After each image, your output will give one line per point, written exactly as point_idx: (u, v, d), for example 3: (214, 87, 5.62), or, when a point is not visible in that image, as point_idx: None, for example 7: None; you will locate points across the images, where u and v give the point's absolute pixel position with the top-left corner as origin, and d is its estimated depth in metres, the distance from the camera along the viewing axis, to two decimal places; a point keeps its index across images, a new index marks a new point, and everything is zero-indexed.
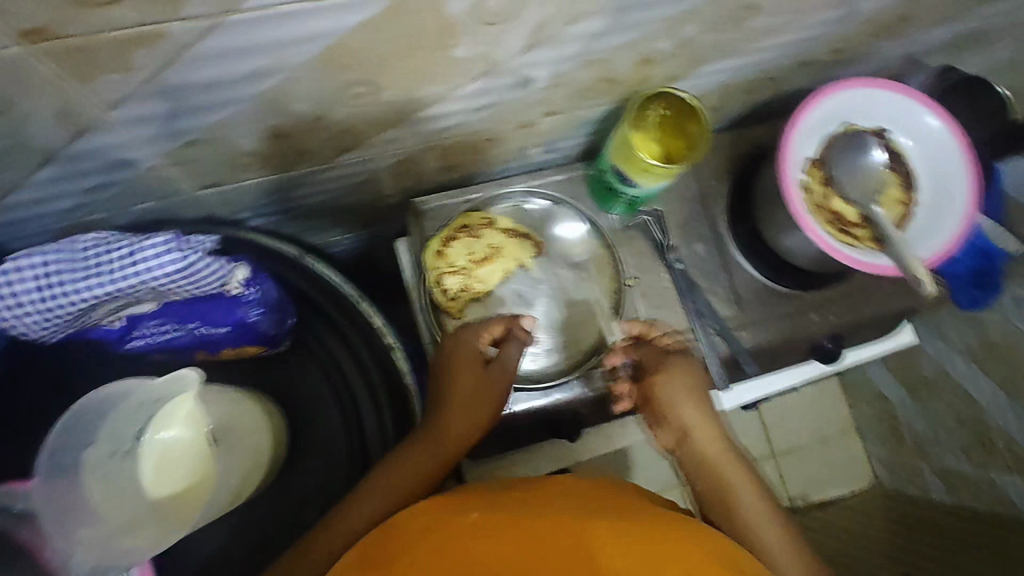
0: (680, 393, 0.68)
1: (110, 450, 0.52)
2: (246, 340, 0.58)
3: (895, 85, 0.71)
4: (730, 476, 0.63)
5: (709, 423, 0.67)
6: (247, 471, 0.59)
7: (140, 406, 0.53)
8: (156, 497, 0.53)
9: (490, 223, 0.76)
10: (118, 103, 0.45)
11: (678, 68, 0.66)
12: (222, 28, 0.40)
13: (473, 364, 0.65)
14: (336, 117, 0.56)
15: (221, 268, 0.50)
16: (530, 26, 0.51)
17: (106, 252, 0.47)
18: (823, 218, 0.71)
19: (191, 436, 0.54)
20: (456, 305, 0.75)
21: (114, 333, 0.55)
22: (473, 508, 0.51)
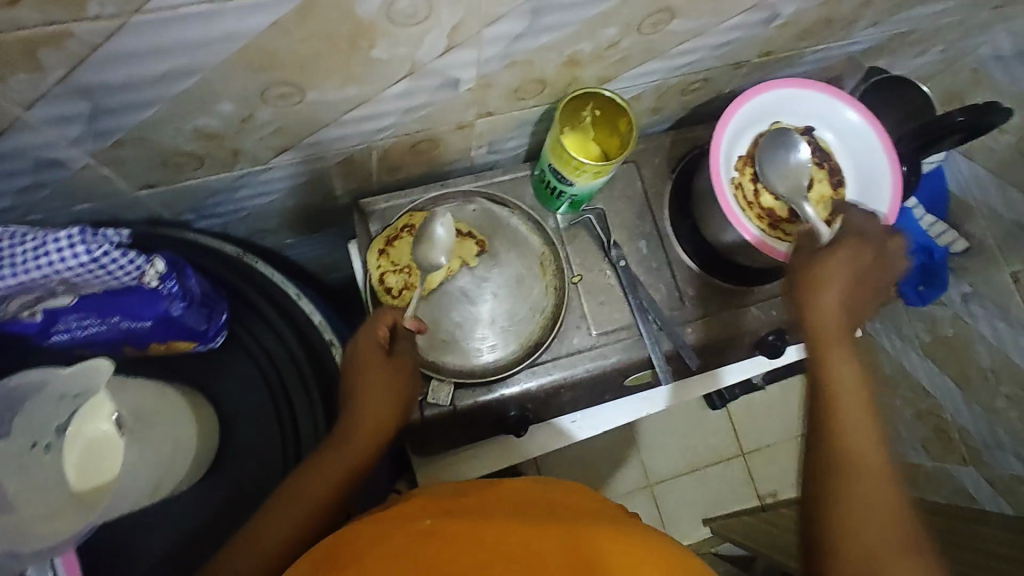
0: (824, 283, 0.61)
1: (30, 442, 0.52)
2: (172, 333, 0.59)
3: (817, 85, 0.74)
4: (833, 356, 0.59)
5: (837, 309, 0.61)
6: (169, 463, 0.59)
7: (60, 400, 0.53)
8: (76, 489, 0.51)
9: None
10: (36, 101, 0.47)
11: (606, 68, 0.69)
12: (129, 27, 0.42)
13: (375, 359, 0.64)
14: (266, 116, 0.58)
15: (134, 260, 0.50)
16: (447, 28, 0.53)
17: (16, 242, 0.47)
18: (754, 214, 0.73)
19: (112, 432, 0.52)
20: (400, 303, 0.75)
21: (35, 327, 0.55)
22: (430, 515, 0.49)
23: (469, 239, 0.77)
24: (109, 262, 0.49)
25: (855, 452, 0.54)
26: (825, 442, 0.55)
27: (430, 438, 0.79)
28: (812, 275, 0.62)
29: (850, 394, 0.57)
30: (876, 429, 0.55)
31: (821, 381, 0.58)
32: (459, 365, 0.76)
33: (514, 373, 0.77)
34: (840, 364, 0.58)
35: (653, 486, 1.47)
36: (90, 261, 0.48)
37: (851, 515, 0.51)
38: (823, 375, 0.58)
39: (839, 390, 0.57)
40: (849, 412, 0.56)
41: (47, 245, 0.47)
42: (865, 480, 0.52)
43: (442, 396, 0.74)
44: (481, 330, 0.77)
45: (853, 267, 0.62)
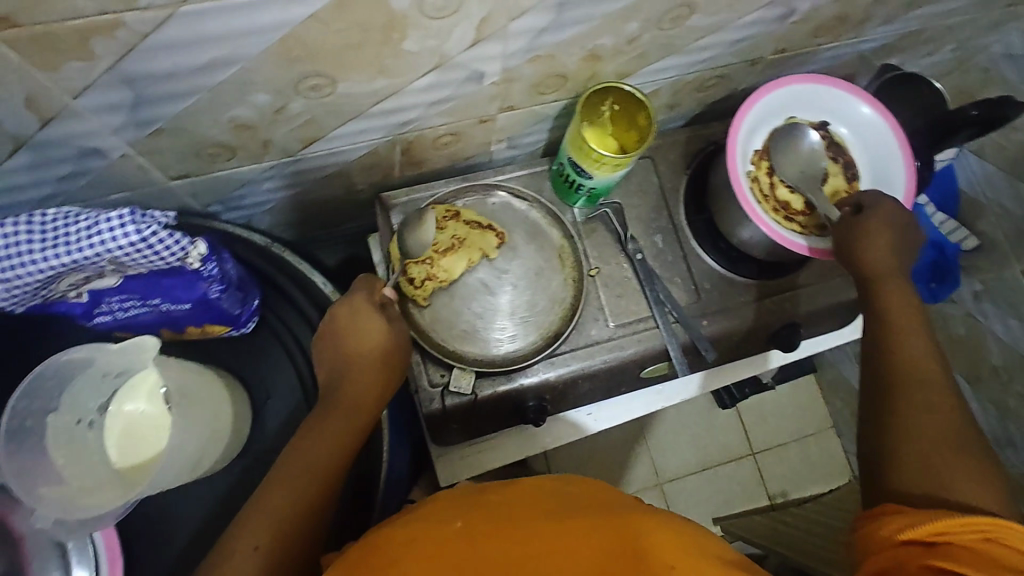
0: (871, 232, 0.67)
1: (75, 418, 0.55)
2: (210, 317, 0.61)
3: (834, 79, 0.75)
4: (884, 296, 0.65)
5: (886, 250, 0.66)
6: (208, 438, 0.61)
7: (103, 380, 0.56)
8: (119, 466, 0.54)
9: (455, 215, 0.78)
10: (84, 90, 0.49)
11: (625, 64, 0.71)
12: (176, 18, 0.44)
13: (365, 328, 0.63)
14: (297, 109, 0.60)
15: (177, 242, 0.51)
16: (475, 21, 0.54)
17: (71, 223, 0.49)
18: (770, 207, 0.74)
19: (153, 409, 0.56)
20: (421, 293, 0.76)
21: (79, 308, 0.58)
22: (458, 517, 0.50)
23: (489, 232, 0.79)
24: (156, 243, 0.50)
25: (908, 373, 0.59)
26: (883, 367, 0.61)
27: (450, 430, 0.80)
28: (858, 228, 0.68)
29: (900, 326, 0.63)
30: (931, 352, 0.61)
31: (876, 318, 0.65)
32: (479, 355, 0.78)
33: (532, 362, 0.78)
34: (893, 301, 0.65)
35: (663, 484, 1.47)
36: (139, 241, 0.49)
37: (905, 425, 0.56)
38: (879, 311, 0.65)
39: (891, 324, 0.63)
40: (900, 339, 0.62)
41: (98, 227, 0.49)
42: (916, 394, 0.58)
43: (465, 385, 0.76)
44: (501, 321, 0.79)
45: (895, 217, 0.68)
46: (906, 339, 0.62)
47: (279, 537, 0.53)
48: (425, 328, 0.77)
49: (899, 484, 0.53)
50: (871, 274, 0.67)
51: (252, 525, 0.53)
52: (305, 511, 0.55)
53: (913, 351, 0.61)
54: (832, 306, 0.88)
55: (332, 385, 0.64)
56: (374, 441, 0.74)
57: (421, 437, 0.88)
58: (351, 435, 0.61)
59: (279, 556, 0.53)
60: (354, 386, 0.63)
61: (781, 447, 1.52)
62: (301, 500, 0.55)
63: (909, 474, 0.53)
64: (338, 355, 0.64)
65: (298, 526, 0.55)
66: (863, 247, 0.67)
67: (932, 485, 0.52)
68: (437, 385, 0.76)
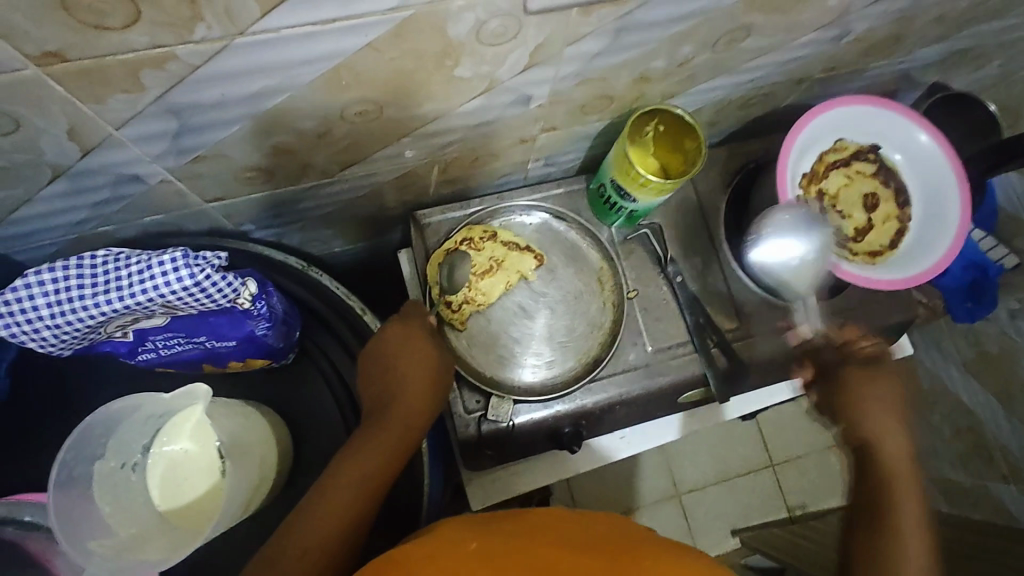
0: (880, 415, 0.64)
1: (119, 462, 0.55)
2: (253, 354, 0.61)
3: (890, 103, 0.73)
4: (900, 494, 0.58)
5: (899, 440, 0.62)
6: (257, 485, 0.59)
7: (147, 421, 0.56)
8: (164, 510, 0.54)
9: (492, 236, 0.77)
10: (129, 121, 0.47)
11: (674, 85, 0.68)
12: (230, 50, 0.42)
13: (415, 340, 0.64)
14: (341, 134, 0.58)
15: (232, 282, 0.54)
16: (531, 48, 0.52)
17: (123, 268, 0.52)
18: (820, 235, 0.73)
19: (196, 448, 0.56)
20: (458, 317, 0.75)
21: (124, 346, 0.59)
22: (474, 539, 0.47)
23: (527, 253, 0.77)
24: (208, 285, 0.52)
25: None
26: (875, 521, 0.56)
27: (485, 457, 0.78)
28: (866, 375, 0.67)
29: (911, 534, 0.54)
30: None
31: (883, 513, 0.57)
32: (517, 382, 0.76)
33: (570, 391, 0.76)
34: (908, 503, 0.57)
35: (681, 498, 1.45)
36: (192, 284, 0.52)
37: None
38: (890, 506, 0.57)
39: (902, 526, 0.55)
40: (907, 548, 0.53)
41: (150, 269, 0.51)
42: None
43: (502, 414, 0.74)
44: (537, 346, 0.77)
45: (899, 401, 0.65)
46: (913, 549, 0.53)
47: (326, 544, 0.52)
48: (463, 354, 0.75)
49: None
50: (888, 464, 0.61)
51: (291, 538, 0.52)
52: (353, 522, 0.54)
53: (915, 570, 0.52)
54: (873, 330, 0.86)
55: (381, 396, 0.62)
56: (415, 470, 0.71)
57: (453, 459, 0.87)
58: (394, 454, 0.58)
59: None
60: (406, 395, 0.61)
61: (802, 461, 1.50)
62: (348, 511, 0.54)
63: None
64: (386, 366, 0.62)
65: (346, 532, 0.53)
66: (861, 394, 0.65)
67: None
68: (473, 412, 0.74)
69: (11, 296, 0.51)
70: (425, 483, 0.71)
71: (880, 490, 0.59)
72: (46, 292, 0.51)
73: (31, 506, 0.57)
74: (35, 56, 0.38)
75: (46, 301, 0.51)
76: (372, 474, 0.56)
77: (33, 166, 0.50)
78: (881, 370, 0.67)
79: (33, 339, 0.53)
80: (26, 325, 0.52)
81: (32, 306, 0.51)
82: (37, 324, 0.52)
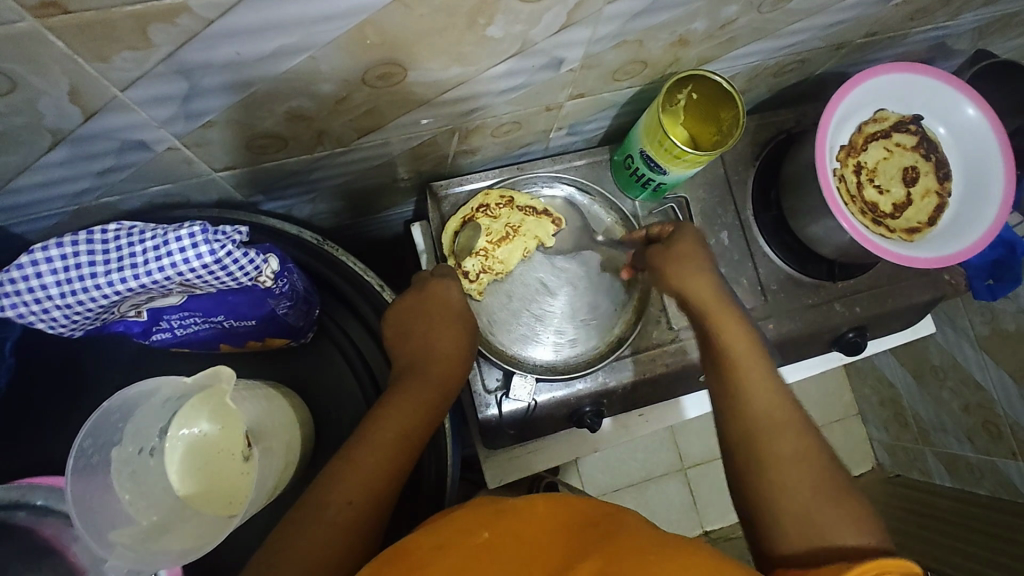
0: (678, 264, 0.64)
1: (135, 448, 0.53)
2: (273, 332, 0.63)
3: (939, 71, 0.69)
4: (722, 327, 0.60)
5: (706, 281, 0.63)
6: (281, 470, 0.61)
7: (164, 405, 0.55)
8: (184, 493, 0.53)
9: (509, 202, 0.73)
10: (135, 82, 0.43)
11: (711, 49, 0.64)
12: (247, 3, 0.38)
13: (436, 310, 0.65)
14: (359, 99, 0.54)
15: (254, 260, 0.52)
16: (570, 5, 0.48)
17: (138, 245, 0.49)
18: (857, 209, 0.70)
19: (216, 431, 0.55)
20: (477, 287, 0.72)
21: (137, 326, 0.58)
22: (486, 527, 0.43)
23: (545, 218, 0.73)
24: (229, 262, 0.50)
25: (759, 413, 0.55)
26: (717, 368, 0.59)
27: (504, 436, 0.77)
28: (663, 250, 0.66)
29: (749, 370, 0.57)
30: (779, 387, 0.56)
31: (712, 351, 0.60)
32: (537, 361, 0.74)
33: (592, 369, 0.73)
34: (727, 330, 0.60)
35: (687, 471, 1.29)
36: (212, 262, 0.49)
37: (774, 458, 0.52)
38: (718, 344, 0.60)
39: (729, 354, 0.59)
40: (743, 369, 0.57)
41: (167, 245, 0.48)
42: (783, 435, 0.53)
43: (522, 394, 0.71)
44: (560, 324, 0.75)
45: (699, 250, 0.66)
46: (751, 371, 0.57)
47: (339, 533, 0.49)
48: (483, 330, 0.73)
49: (783, 546, 0.49)
50: (700, 303, 0.63)
51: (316, 510, 0.49)
52: (384, 481, 0.53)
53: (760, 386, 0.56)
54: (901, 309, 0.83)
55: (404, 372, 0.62)
56: (437, 452, 0.68)
57: (469, 436, 0.85)
58: (418, 426, 0.58)
59: (348, 540, 0.49)
60: (429, 374, 0.61)
61: None
62: (366, 490, 0.52)
63: (794, 536, 0.48)
64: (413, 335, 0.63)
65: (371, 509, 0.52)
66: (669, 270, 0.65)
67: (811, 546, 0.48)
68: (493, 391, 0.72)
69: (17, 274, 0.47)
70: (449, 461, 0.67)
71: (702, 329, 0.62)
72: (54, 269, 0.48)
73: (42, 490, 0.56)
74: (33, 6, 0.34)
75: (54, 279, 0.48)
76: (391, 451, 0.55)
77: (31, 131, 0.46)
78: (682, 234, 0.67)
79: (39, 320, 0.50)
80: (34, 305, 0.49)
81: (38, 284, 0.48)
82: (44, 304, 0.49)
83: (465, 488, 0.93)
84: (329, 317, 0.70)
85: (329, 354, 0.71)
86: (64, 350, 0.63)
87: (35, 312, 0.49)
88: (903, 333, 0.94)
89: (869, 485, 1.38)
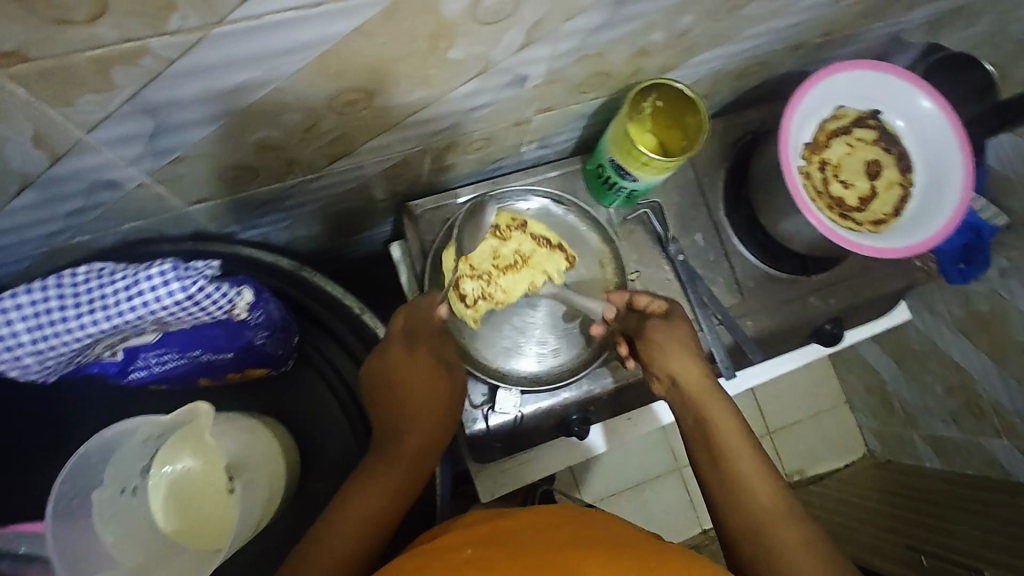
0: (671, 352, 0.67)
1: (119, 488, 0.54)
2: (252, 362, 0.63)
3: (894, 66, 0.71)
4: (712, 416, 0.64)
5: (696, 369, 0.67)
6: (269, 498, 0.61)
7: (145, 442, 0.55)
8: (168, 531, 0.54)
9: (522, 227, 0.74)
10: (99, 123, 0.43)
11: (672, 57, 0.66)
12: (209, 40, 0.38)
13: (417, 360, 0.66)
14: (327, 126, 0.55)
15: (227, 293, 0.53)
16: (528, 24, 0.49)
17: (109, 285, 0.49)
18: (823, 204, 0.72)
19: (198, 465, 0.56)
20: (474, 311, 0.72)
21: (113, 366, 0.58)
22: (468, 545, 0.44)
23: (558, 252, 0.75)
24: (202, 296, 0.50)
25: (757, 502, 0.58)
26: (712, 459, 0.62)
27: (494, 449, 0.77)
28: (656, 334, 0.68)
29: (740, 459, 0.61)
30: (769, 474, 0.60)
31: (706, 440, 0.63)
32: (522, 373, 0.74)
33: (577, 377, 0.74)
34: (718, 419, 0.64)
35: (682, 472, 1.30)
36: (185, 297, 0.50)
37: (777, 546, 0.54)
38: (711, 434, 0.63)
39: (724, 444, 0.62)
40: (737, 457, 0.61)
41: (138, 284, 0.49)
42: (783, 526, 0.56)
43: (509, 406, 0.72)
44: (542, 334, 0.75)
45: (690, 337, 0.68)
46: (743, 459, 0.61)
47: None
48: (465, 345, 0.73)
49: None
50: (691, 396, 0.66)
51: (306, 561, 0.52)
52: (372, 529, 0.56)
53: (755, 475, 0.59)
54: (874, 298, 0.85)
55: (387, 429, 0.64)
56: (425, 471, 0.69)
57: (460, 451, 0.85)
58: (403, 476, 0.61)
59: None
60: (412, 426, 0.64)
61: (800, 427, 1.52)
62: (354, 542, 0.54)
63: None
64: (393, 390, 0.65)
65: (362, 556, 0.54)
66: (663, 359, 0.67)
67: None
68: (480, 405, 0.73)
69: None
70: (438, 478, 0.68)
71: (695, 419, 0.65)
72: (24, 315, 0.48)
73: (27, 537, 0.56)
74: None
75: (25, 325, 0.48)
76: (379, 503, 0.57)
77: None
78: (674, 318, 0.69)
79: (12, 368, 0.50)
80: (5, 353, 0.48)
81: (10, 332, 0.48)
82: (15, 352, 0.49)
83: (459, 503, 0.93)
84: (308, 341, 0.70)
85: (311, 380, 0.71)
86: (44, 393, 0.63)
87: (6, 360, 0.49)
88: (880, 321, 0.96)
89: (861, 473, 1.40)
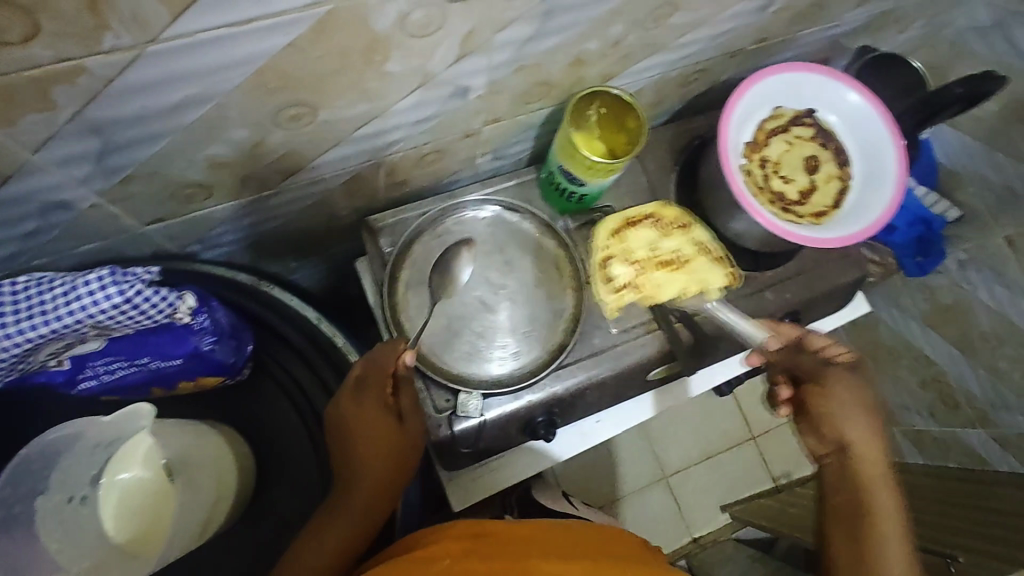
0: (851, 412, 0.58)
1: (65, 496, 0.59)
2: (203, 371, 0.64)
3: (821, 67, 0.75)
4: (872, 497, 0.56)
5: (875, 441, 0.58)
6: (214, 496, 0.66)
7: (95, 449, 0.60)
8: (116, 536, 0.59)
9: (684, 229, 0.82)
10: (45, 144, 0.45)
11: (611, 66, 0.69)
12: (146, 57, 0.40)
13: (369, 403, 0.61)
14: (275, 142, 0.57)
15: (168, 297, 0.56)
16: (460, 36, 0.52)
17: (48, 292, 0.52)
18: (766, 200, 0.74)
19: (148, 473, 0.61)
20: (618, 296, 0.79)
21: (61, 376, 0.60)
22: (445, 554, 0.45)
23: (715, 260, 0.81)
24: (140, 300, 0.54)
25: None
26: (856, 535, 0.55)
27: (461, 455, 0.78)
28: (833, 386, 0.59)
29: (892, 547, 0.53)
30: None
31: (859, 514, 0.56)
32: (485, 377, 0.75)
33: (538, 379, 0.75)
34: (878, 495, 0.56)
35: (667, 480, 1.30)
36: (122, 301, 0.53)
37: None
38: (867, 514, 0.55)
39: (877, 525, 0.54)
40: (885, 548, 0.53)
41: (76, 291, 0.52)
42: None
43: (472, 410, 0.73)
44: (503, 337, 0.77)
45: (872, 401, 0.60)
46: (892, 554, 0.53)
47: None
48: (427, 351, 0.74)
49: None
50: (861, 463, 0.58)
51: None
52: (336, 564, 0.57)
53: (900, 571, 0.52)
54: (830, 291, 0.87)
55: (343, 473, 0.61)
56: None
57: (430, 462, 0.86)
58: (363, 504, 0.60)
59: None
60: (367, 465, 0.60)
61: None
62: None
63: None
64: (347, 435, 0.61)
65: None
66: (840, 417, 0.58)
67: None
68: (443, 411, 0.73)
69: None
70: None
71: (850, 488, 0.57)
72: None
73: None
74: None
75: None
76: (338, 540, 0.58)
77: None
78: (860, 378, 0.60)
79: None
80: None
81: None
82: None
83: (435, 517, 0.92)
84: (265, 352, 0.72)
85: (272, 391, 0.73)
86: None
87: None
88: (841, 314, 0.98)
89: None
